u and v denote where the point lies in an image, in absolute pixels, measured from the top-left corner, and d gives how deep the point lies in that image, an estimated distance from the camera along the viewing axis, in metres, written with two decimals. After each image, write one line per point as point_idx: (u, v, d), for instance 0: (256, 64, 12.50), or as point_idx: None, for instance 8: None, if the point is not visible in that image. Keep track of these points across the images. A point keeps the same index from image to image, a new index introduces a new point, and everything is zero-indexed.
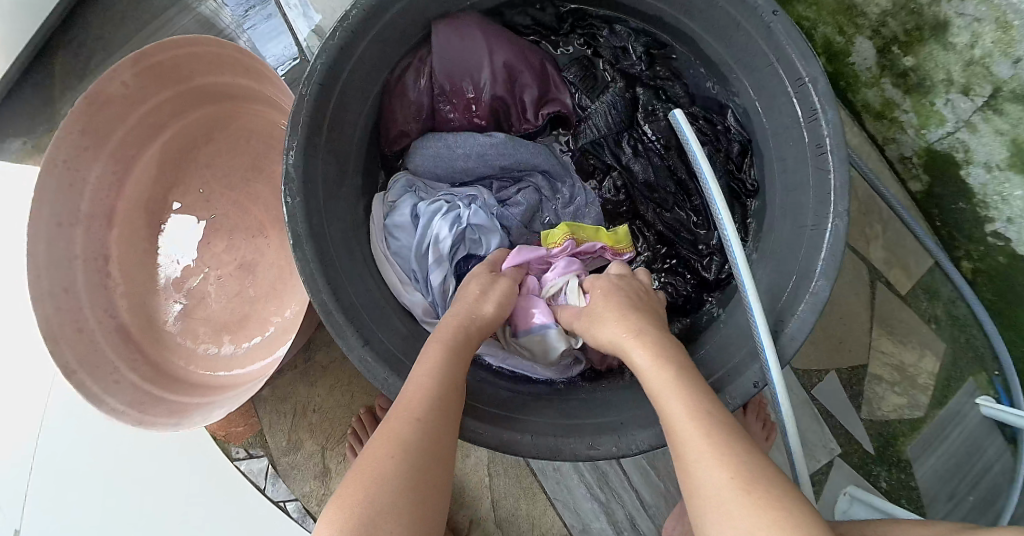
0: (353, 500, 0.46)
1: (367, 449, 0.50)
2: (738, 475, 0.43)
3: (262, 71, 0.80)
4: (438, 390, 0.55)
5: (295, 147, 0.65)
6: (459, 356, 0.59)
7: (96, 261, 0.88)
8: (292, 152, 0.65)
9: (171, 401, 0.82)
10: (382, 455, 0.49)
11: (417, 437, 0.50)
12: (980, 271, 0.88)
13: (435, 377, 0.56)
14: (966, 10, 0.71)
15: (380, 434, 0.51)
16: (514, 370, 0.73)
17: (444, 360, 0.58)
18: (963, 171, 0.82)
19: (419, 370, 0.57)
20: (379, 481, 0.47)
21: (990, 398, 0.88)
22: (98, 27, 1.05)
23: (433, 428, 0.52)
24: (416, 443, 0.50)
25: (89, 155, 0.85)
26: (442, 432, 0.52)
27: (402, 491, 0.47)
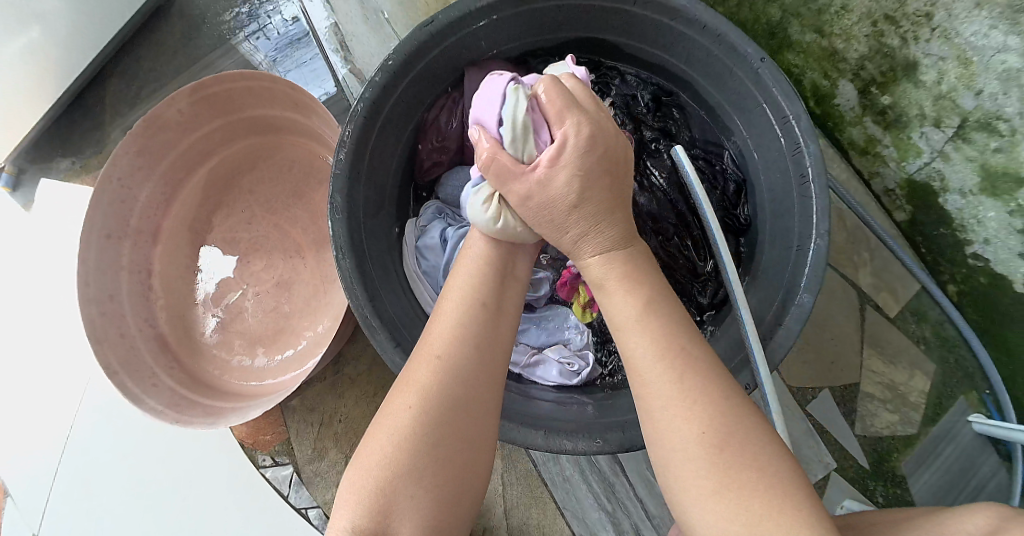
0: (379, 444, 0.54)
1: (394, 394, 0.57)
2: (720, 446, 0.49)
3: (309, 103, 0.89)
4: (462, 339, 0.57)
5: (341, 169, 0.74)
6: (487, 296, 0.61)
7: (140, 274, 0.96)
8: (336, 174, 0.74)
9: (206, 405, 0.88)
10: (405, 404, 0.55)
11: (439, 387, 0.55)
12: (965, 294, 0.94)
13: (460, 322, 0.58)
14: (931, 50, 0.79)
15: (405, 381, 0.57)
16: (529, 375, 0.81)
17: (470, 303, 0.60)
18: (941, 198, 0.88)
19: (446, 312, 0.60)
20: (402, 435, 0.54)
21: (981, 416, 0.92)
22: (150, 61, 1.16)
23: (456, 374, 0.56)
24: (437, 390, 0.55)
25: (141, 176, 0.94)
26: (466, 378, 0.56)
27: (425, 441, 0.53)
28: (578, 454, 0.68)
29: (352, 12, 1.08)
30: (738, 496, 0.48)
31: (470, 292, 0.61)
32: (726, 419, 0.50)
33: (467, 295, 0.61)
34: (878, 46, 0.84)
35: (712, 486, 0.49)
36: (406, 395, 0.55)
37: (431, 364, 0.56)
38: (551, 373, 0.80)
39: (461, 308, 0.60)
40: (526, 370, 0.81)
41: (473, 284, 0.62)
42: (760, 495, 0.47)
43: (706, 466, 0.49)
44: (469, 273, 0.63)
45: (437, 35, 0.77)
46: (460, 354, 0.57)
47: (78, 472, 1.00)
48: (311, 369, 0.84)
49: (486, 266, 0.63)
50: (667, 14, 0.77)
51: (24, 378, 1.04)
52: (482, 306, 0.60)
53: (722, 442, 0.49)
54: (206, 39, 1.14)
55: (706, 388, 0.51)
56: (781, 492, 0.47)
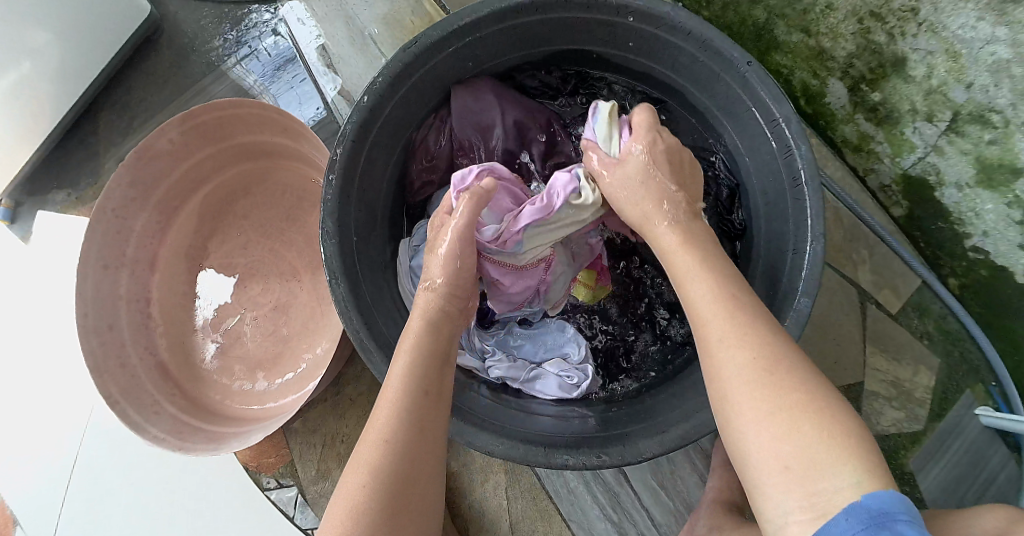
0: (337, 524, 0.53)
1: (347, 470, 0.56)
2: (775, 375, 0.50)
3: (300, 129, 0.90)
4: (406, 402, 0.58)
5: (331, 194, 0.74)
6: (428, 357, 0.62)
7: (139, 302, 0.97)
8: (328, 199, 0.74)
9: (208, 430, 0.89)
10: (358, 478, 0.55)
11: (389, 455, 0.55)
12: (967, 286, 0.93)
13: (404, 386, 0.59)
14: (919, 45, 0.78)
15: (357, 455, 0.57)
16: (530, 390, 0.80)
17: (412, 366, 0.61)
18: (938, 192, 0.87)
19: (390, 379, 0.60)
20: (358, 506, 0.53)
21: (989, 408, 0.91)
22: (140, 89, 1.16)
23: (404, 438, 0.56)
24: (389, 458, 0.55)
25: (135, 205, 0.94)
26: (408, 458, 0.56)
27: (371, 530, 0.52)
28: (579, 468, 0.68)
29: (338, 34, 1.08)
30: (791, 426, 0.48)
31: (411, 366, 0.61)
32: (781, 353, 0.51)
33: (409, 369, 0.61)
34: (865, 43, 0.83)
35: (765, 412, 0.49)
36: (354, 477, 0.55)
37: (376, 447, 0.56)
38: (551, 389, 0.79)
39: (404, 384, 0.59)
40: (526, 384, 0.80)
41: (415, 357, 0.62)
42: (814, 424, 0.47)
43: (764, 392, 0.49)
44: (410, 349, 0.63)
45: (423, 54, 0.77)
46: (403, 432, 0.57)
47: (86, 502, 1.01)
48: (309, 392, 0.85)
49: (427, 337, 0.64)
50: (649, 22, 0.77)
51: (29, 410, 1.04)
52: (424, 380, 0.60)
53: (776, 371, 0.50)
54: (194, 66, 1.15)
55: (758, 326, 0.53)
56: (838, 426, 0.47)
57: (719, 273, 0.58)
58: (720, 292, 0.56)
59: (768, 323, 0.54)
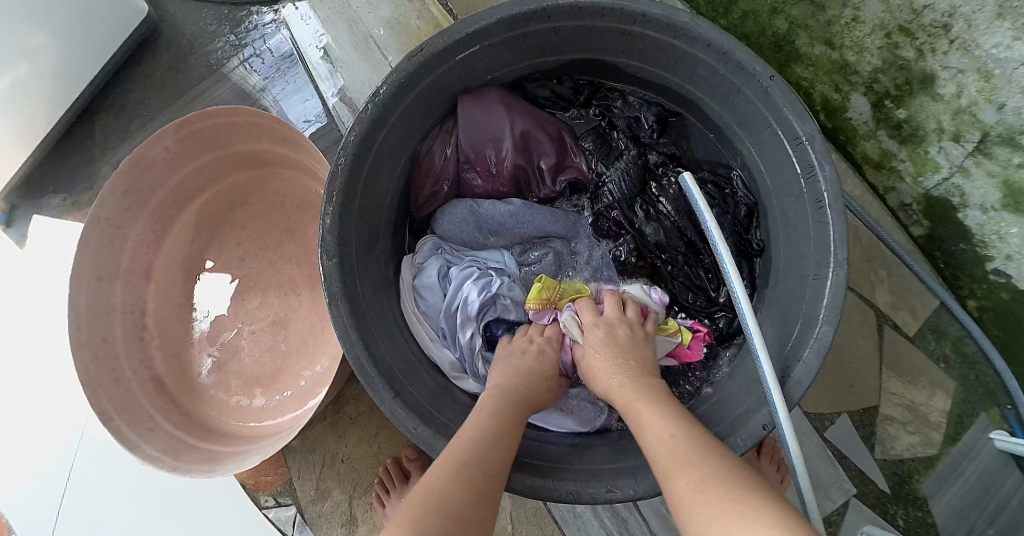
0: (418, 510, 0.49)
1: (429, 473, 0.54)
2: (705, 488, 0.47)
3: (298, 139, 0.86)
4: (493, 436, 0.59)
5: (331, 211, 0.71)
6: (512, 410, 0.64)
7: (134, 313, 0.94)
8: (327, 216, 0.71)
9: (204, 449, 0.86)
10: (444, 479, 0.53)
11: (476, 467, 0.54)
12: (986, 308, 0.90)
13: (492, 424, 0.60)
14: (950, 63, 0.75)
15: (440, 464, 0.55)
16: (545, 423, 0.77)
17: (496, 412, 0.63)
18: (960, 213, 0.85)
19: (474, 420, 0.61)
20: (445, 497, 0.50)
21: (1004, 432, 0.89)
22: (133, 89, 1.12)
23: (490, 463, 0.56)
24: (477, 471, 0.54)
25: (131, 213, 0.91)
26: (491, 471, 0.55)
27: (448, 511, 0.49)
28: (592, 502, 0.66)
29: (342, 37, 1.04)
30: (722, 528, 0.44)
31: (498, 406, 0.64)
32: (715, 466, 0.49)
33: (498, 408, 0.63)
34: (892, 58, 0.80)
35: (703, 523, 0.45)
36: (442, 476, 0.52)
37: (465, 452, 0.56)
38: (558, 421, 0.77)
39: (492, 417, 0.62)
40: (532, 415, 0.77)
41: (503, 400, 0.65)
42: (745, 518, 0.43)
43: (701, 505, 0.47)
44: (497, 392, 0.66)
45: (429, 63, 0.73)
46: (491, 451, 0.57)
47: (78, 516, 0.98)
48: (315, 407, 0.82)
49: (514, 387, 0.67)
50: (668, 33, 0.74)
51: (21, 417, 1.01)
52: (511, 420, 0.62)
53: (705, 485, 0.48)
54: (192, 66, 1.11)
55: (693, 448, 0.52)
56: (767, 516, 0.43)
57: (665, 408, 0.59)
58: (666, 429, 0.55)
59: (702, 444, 0.53)
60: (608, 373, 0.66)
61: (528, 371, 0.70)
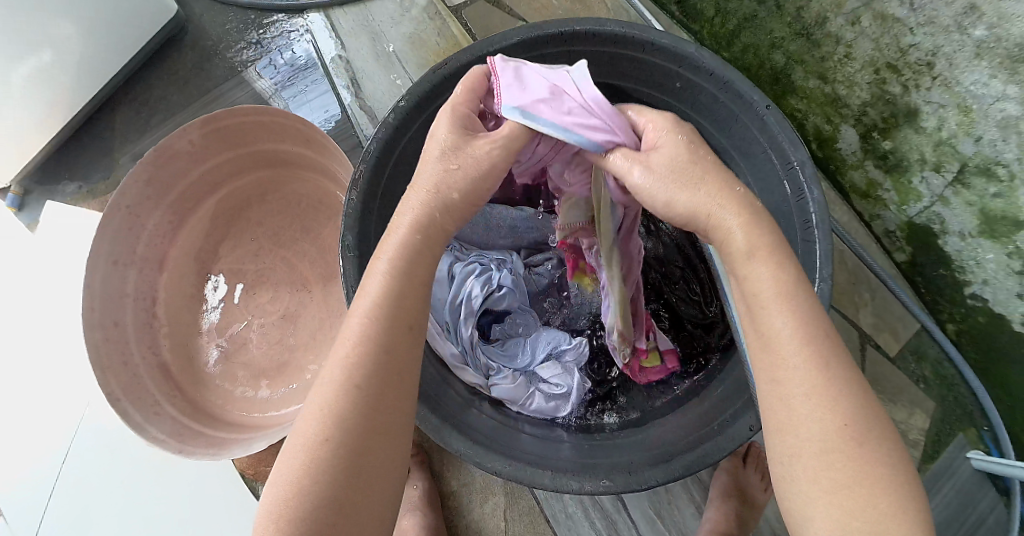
0: (297, 473, 0.46)
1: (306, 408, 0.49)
2: (852, 447, 0.46)
3: (323, 141, 0.91)
4: (373, 327, 0.51)
5: (353, 205, 0.76)
6: (406, 278, 0.54)
7: (146, 301, 0.96)
8: (350, 207, 0.76)
9: (208, 435, 0.88)
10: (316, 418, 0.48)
11: (350, 389, 0.48)
12: (964, 331, 0.95)
13: (376, 313, 0.51)
14: (933, 98, 0.82)
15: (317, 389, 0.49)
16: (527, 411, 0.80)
17: (388, 290, 0.52)
18: (941, 240, 0.90)
19: (359, 305, 0.52)
20: (318, 446, 0.47)
21: (980, 452, 0.93)
22: (158, 89, 1.17)
23: (372, 373, 0.49)
24: (352, 395, 0.48)
25: (151, 203, 0.94)
26: (362, 390, 0.48)
27: (325, 464, 0.46)
28: (586, 495, 0.68)
29: (364, 50, 1.10)
30: (869, 503, 0.45)
31: (383, 300, 0.52)
32: (867, 421, 0.47)
33: (385, 300, 0.52)
34: (880, 93, 0.87)
35: (843, 478, 0.46)
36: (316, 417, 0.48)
37: (343, 384, 0.48)
38: (551, 412, 0.81)
39: (376, 317, 0.51)
40: (525, 407, 0.80)
41: (393, 286, 0.53)
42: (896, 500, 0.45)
43: (847, 472, 0.46)
44: (387, 267, 0.54)
45: (454, 76, 0.79)
46: (374, 371, 0.49)
47: (73, 497, 0.99)
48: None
49: (404, 264, 0.54)
50: (674, 63, 0.81)
51: (23, 399, 1.03)
52: (401, 311, 0.52)
53: (860, 435, 0.46)
54: (217, 70, 1.16)
55: (837, 379, 0.47)
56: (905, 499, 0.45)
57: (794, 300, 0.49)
58: (789, 334, 0.48)
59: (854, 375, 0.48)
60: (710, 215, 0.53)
61: (437, 214, 0.57)
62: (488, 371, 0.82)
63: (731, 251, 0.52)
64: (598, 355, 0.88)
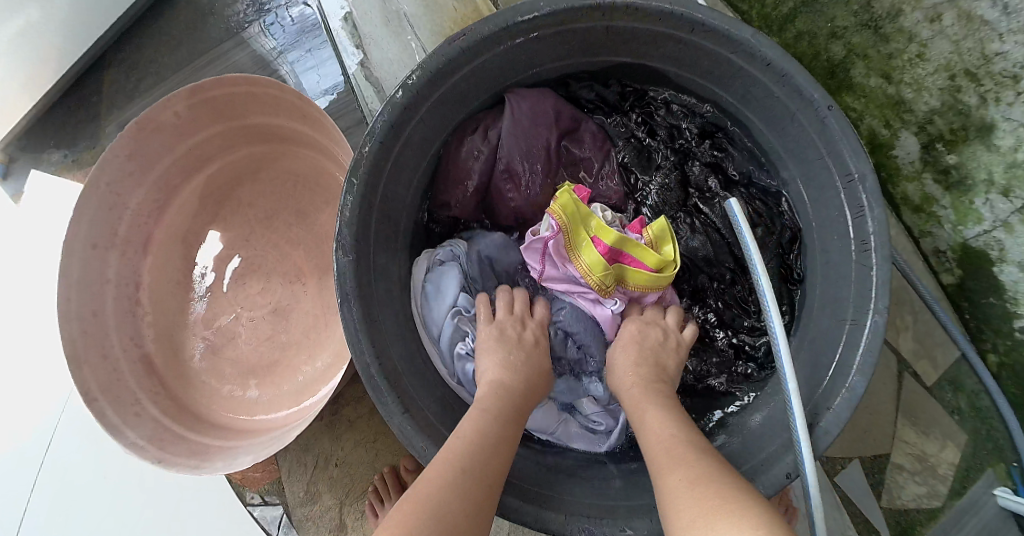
0: (417, 528, 0.47)
1: (423, 482, 0.52)
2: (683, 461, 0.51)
3: (318, 117, 0.80)
4: (486, 439, 0.57)
5: (355, 190, 0.67)
6: (513, 413, 0.62)
7: (128, 287, 0.89)
8: (351, 193, 0.67)
9: (192, 439, 0.82)
10: (440, 493, 0.51)
11: (469, 480, 0.53)
12: (1007, 365, 0.87)
13: (490, 427, 0.59)
14: (1013, 115, 0.73)
15: (437, 471, 0.53)
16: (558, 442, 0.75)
17: (498, 414, 0.61)
18: (997, 267, 0.82)
19: (472, 419, 0.60)
20: (439, 515, 0.49)
21: (1008, 490, 0.87)
22: (145, 47, 1.06)
23: (486, 475, 0.54)
24: (473, 487, 0.52)
25: (133, 181, 0.86)
26: (484, 489, 0.53)
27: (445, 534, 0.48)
28: None
29: (372, 12, 0.96)
30: (689, 498, 0.47)
31: (484, 429, 0.58)
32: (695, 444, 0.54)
33: (484, 430, 0.58)
34: (952, 102, 0.78)
35: (692, 514, 0.45)
36: (439, 491, 0.51)
37: (436, 488, 0.51)
38: (582, 445, 0.75)
39: (483, 434, 0.58)
40: (554, 435, 0.74)
41: (490, 421, 0.60)
42: (714, 490, 0.46)
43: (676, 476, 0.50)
44: (492, 397, 0.63)
45: (469, 53, 0.68)
46: (473, 491, 0.52)
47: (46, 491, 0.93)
48: (324, 397, 0.78)
49: (503, 401, 0.62)
50: (726, 47, 0.70)
51: None
52: (497, 443, 0.58)
53: (698, 483, 0.48)
54: (211, 30, 1.04)
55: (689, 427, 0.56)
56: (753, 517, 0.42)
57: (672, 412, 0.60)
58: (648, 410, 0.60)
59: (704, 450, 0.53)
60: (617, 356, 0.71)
61: (525, 372, 0.67)
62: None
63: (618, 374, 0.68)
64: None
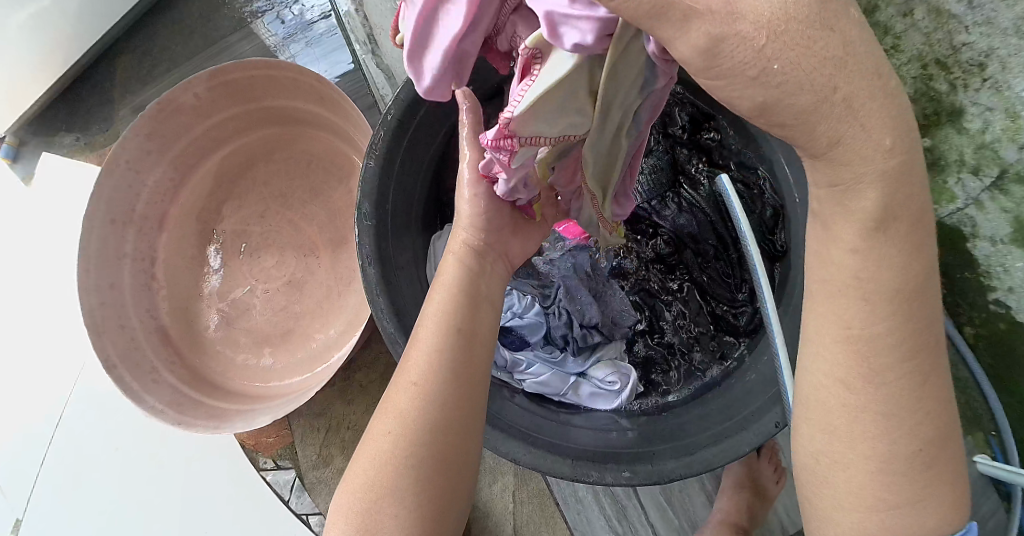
0: (367, 466, 0.52)
1: (376, 415, 0.56)
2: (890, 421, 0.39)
3: (337, 99, 0.85)
4: (433, 344, 0.56)
5: (375, 159, 0.72)
6: (463, 301, 0.59)
7: (144, 261, 0.92)
8: (372, 159, 0.72)
9: (207, 404, 0.85)
10: (386, 427, 0.54)
11: (414, 398, 0.53)
12: (982, 337, 0.92)
13: (436, 330, 0.57)
14: (980, 99, 0.80)
15: (388, 399, 0.56)
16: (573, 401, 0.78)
17: (445, 310, 0.58)
18: (970, 244, 0.88)
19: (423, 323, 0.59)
20: (386, 447, 0.52)
21: (987, 456, 0.90)
22: (163, 37, 1.10)
23: (433, 384, 0.54)
24: (419, 404, 0.53)
25: (152, 158, 0.90)
26: (432, 400, 0.53)
27: (389, 461, 0.52)
28: (604, 485, 0.67)
29: None
30: (881, 494, 0.41)
31: (432, 334, 0.57)
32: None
33: (427, 354, 0.56)
34: (925, 88, 0.84)
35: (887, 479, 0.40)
36: (385, 425, 0.54)
37: (384, 442, 0.53)
38: (601, 404, 0.78)
39: (433, 338, 0.56)
40: (566, 396, 0.78)
41: (437, 335, 0.56)
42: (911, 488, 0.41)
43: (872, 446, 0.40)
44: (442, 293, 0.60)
45: None
46: (416, 408, 0.53)
47: (55, 462, 0.95)
48: (338, 362, 0.82)
49: (452, 293, 0.60)
50: None
51: (14, 356, 0.98)
52: (443, 362, 0.55)
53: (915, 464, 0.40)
54: (225, 19, 1.09)
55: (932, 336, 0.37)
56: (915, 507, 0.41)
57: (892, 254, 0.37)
58: (862, 274, 0.37)
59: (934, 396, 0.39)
60: (871, 141, 0.34)
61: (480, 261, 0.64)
62: (517, 364, 0.79)
63: (847, 177, 0.36)
64: (638, 313, 0.86)
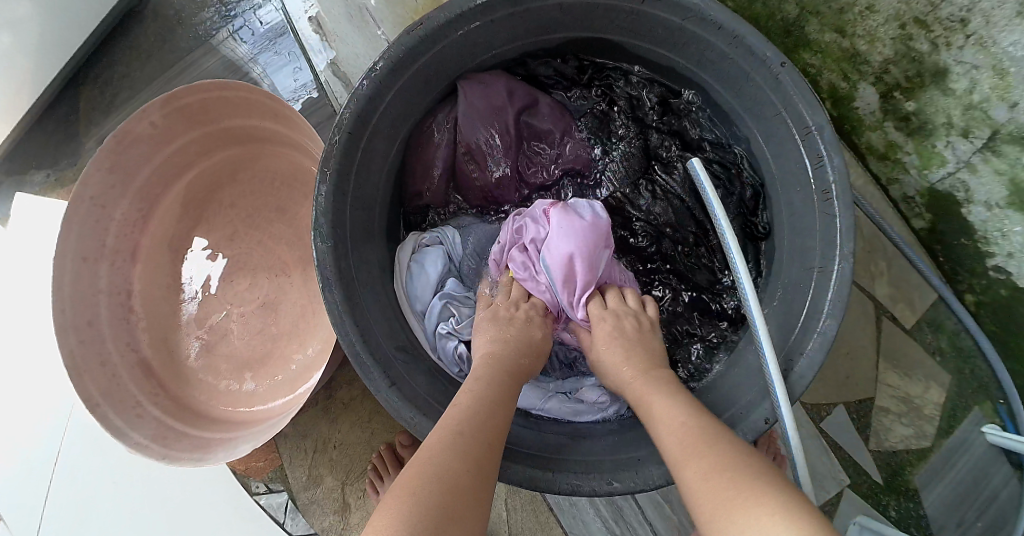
0: (437, 461, 0.50)
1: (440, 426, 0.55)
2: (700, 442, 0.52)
3: (290, 114, 0.82)
4: (493, 388, 0.61)
5: (328, 178, 0.69)
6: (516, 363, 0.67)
7: (120, 295, 0.91)
8: (325, 182, 0.69)
9: (193, 436, 0.84)
10: (457, 434, 0.54)
11: (482, 421, 0.56)
12: (984, 304, 0.89)
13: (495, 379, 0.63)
14: (965, 57, 0.75)
15: (452, 417, 0.56)
16: (549, 412, 0.76)
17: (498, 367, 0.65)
18: (964, 209, 0.84)
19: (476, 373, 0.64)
20: (456, 449, 0.52)
21: (996, 427, 0.88)
22: (121, 63, 1.08)
23: (494, 417, 0.57)
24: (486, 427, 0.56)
25: (116, 191, 0.88)
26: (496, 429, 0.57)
27: (461, 461, 0.51)
28: (589, 495, 0.65)
29: (336, 8, 0.98)
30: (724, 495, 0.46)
31: (489, 380, 0.62)
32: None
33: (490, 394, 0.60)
34: (905, 49, 0.79)
35: (707, 488, 0.48)
36: (455, 433, 0.54)
37: (456, 448, 0.52)
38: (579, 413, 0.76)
39: (493, 384, 0.62)
40: (543, 408, 0.76)
41: (496, 382, 0.62)
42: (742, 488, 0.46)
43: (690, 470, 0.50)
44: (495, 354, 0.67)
45: (427, 39, 0.70)
46: (486, 429, 0.55)
47: (56, 503, 0.95)
48: (314, 384, 0.80)
49: (503, 353, 0.67)
50: (676, 13, 0.71)
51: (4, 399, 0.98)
52: (503, 405, 0.60)
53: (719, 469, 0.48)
54: (181, 39, 1.07)
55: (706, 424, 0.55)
56: (767, 500, 0.44)
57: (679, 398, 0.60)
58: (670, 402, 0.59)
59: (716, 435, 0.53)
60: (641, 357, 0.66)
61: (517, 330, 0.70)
62: None
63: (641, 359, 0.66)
64: None
